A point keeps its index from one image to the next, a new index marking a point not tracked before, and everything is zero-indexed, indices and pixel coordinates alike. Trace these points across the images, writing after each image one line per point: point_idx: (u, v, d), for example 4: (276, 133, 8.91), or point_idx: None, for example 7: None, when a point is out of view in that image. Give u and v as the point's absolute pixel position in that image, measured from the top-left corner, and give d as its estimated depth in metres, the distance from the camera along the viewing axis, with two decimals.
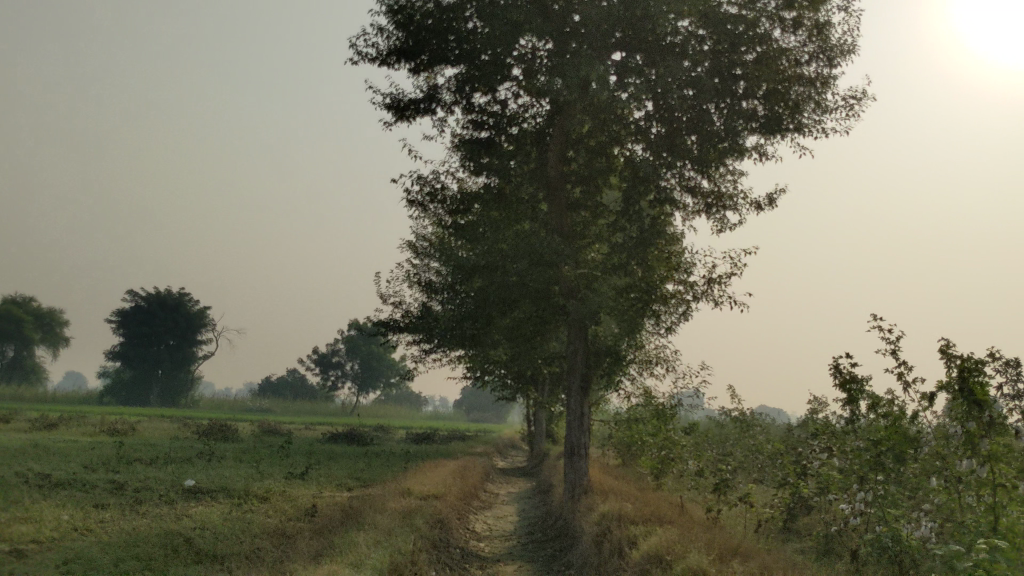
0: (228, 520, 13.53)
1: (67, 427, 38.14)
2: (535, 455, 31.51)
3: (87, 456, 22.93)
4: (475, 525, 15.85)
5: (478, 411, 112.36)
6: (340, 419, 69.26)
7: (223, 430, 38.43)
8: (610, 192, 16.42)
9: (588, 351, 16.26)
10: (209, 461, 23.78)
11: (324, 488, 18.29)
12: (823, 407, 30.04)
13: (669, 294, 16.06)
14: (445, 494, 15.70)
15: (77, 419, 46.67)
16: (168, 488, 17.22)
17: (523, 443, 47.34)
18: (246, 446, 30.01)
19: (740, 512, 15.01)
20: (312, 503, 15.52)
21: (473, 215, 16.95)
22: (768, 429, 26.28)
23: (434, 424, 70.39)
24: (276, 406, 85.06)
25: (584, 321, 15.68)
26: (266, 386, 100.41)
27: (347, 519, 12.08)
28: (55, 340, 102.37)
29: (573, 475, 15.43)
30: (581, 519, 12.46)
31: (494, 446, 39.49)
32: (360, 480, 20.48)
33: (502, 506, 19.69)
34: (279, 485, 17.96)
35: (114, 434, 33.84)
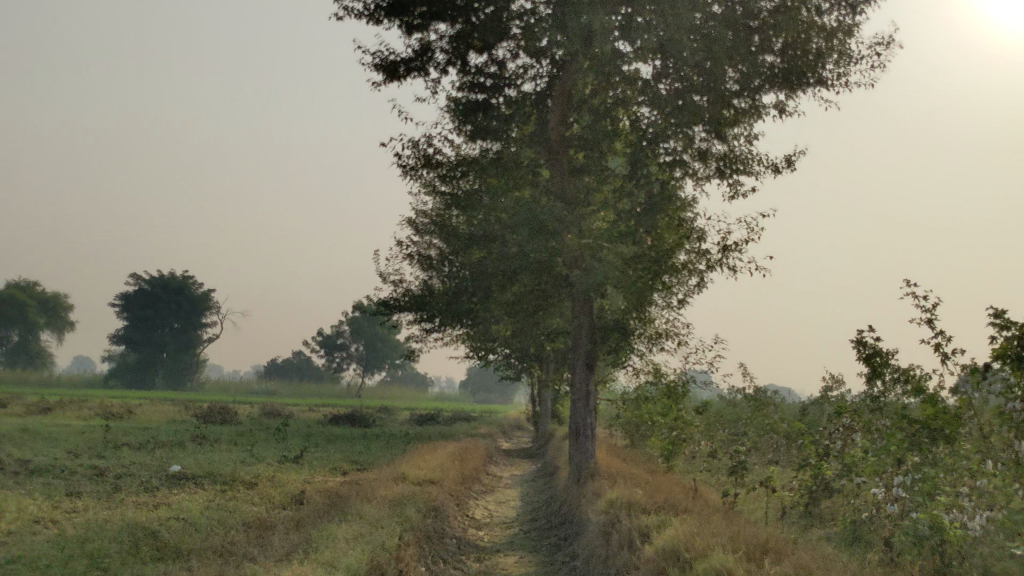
0: (209, 510, 12.60)
1: (66, 411, 37.35)
2: (540, 436, 30.54)
3: (75, 441, 22.06)
4: (475, 512, 14.89)
5: (484, 392, 111.69)
6: (344, 402, 68.56)
7: (223, 413, 37.54)
8: (616, 156, 15.34)
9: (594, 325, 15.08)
10: (200, 445, 22.87)
11: (317, 473, 17.35)
12: (838, 385, 29.02)
13: (680, 264, 15.00)
14: (443, 480, 14.74)
15: (79, 403, 46.01)
16: (152, 475, 16.30)
17: (530, 424, 46.54)
18: (242, 429, 29.09)
19: (758, 497, 14.02)
20: (300, 490, 14.58)
21: (469, 183, 15.89)
22: (783, 408, 25.28)
23: (440, 406, 69.70)
24: (281, 389, 84.34)
25: (589, 293, 14.64)
26: (271, 368, 99.73)
27: (332, 509, 11.13)
28: (60, 324, 101.82)
29: (579, 458, 14.45)
30: (587, 508, 11.48)
31: (499, 427, 38.56)
32: (357, 464, 19.54)
33: (504, 491, 18.74)
34: (269, 470, 17.03)
35: (109, 418, 32.91)
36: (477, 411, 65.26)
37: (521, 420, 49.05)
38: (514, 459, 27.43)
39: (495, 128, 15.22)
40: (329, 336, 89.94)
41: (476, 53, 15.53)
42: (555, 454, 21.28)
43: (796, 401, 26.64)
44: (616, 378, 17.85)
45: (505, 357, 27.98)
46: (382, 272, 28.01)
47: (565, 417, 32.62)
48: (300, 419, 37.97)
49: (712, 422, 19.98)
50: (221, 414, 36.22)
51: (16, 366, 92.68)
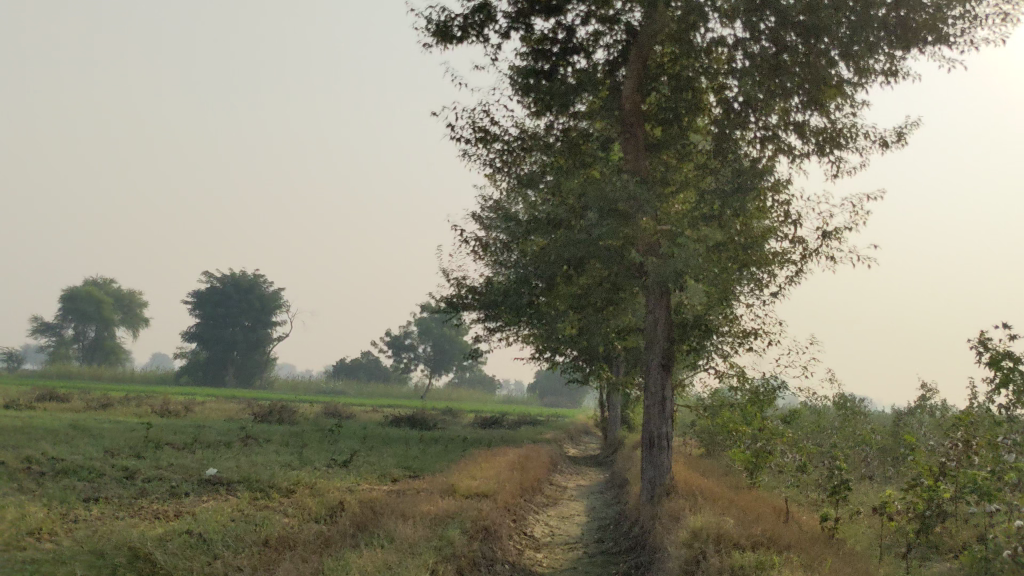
0: (234, 521, 11.25)
1: (126, 407, 36.73)
2: (610, 443, 28.81)
3: (118, 439, 20.97)
4: (534, 529, 13.25)
5: (552, 396, 110.38)
6: (409, 404, 67.68)
7: (283, 411, 36.53)
8: (699, 132, 13.62)
9: (671, 321, 12.93)
10: (249, 446, 21.70)
11: (363, 480, 15.89)
12: (932, 395, 26.86)
13: (773, 253, 13.34)
14: (498, 493, 13.14)
15: (141, 399, 45.58)
16: (184, 479, 14.99)
17: (597, 430, 44.89)
18: (297, 429, 27.89)
19: (861, 522, 12.11)
20: (340, 500, 13.12)
21: (533, 163, 14.27)
22: (873, 419, 23.31)
23: (506, 409, 68.46)
24: (349, 389, 83.82)
25: (666, 285, 12.89)
26: (340, 368, 99.45)
27: (367, 527, 9.62)
28: (135, 322, 102.94)
29: (652, 473, 12.67)
30: (663, 534, 9.81)
31: (567, 433, 36.96)
32: (409, 471, 18.06)
33: (569, 504, 17.05)
34: (311, 476, 15.66)
35: (165, 415, 32.05)
36: (545, 415, 63.65)
37: (590, 426, 47.33)
38: (581, 467, 25.75)
39: (560, 102, 13.51)
40: (396, 337, 89.19)
41: (542, 19, 13.91)
42: (625, 464, 19.53)
43: (889, 412, 24.53)
44: (693, 382, 16.08)
45: (572, 359, 26.35)
46: (444, 269, 26.62)
47: (637, 424, 30.88)
48: (362, 420, 36.84)
49: (801, 433, 18.06)
50: (280, 413, 35.22)
51: (90, 363, 93.88)
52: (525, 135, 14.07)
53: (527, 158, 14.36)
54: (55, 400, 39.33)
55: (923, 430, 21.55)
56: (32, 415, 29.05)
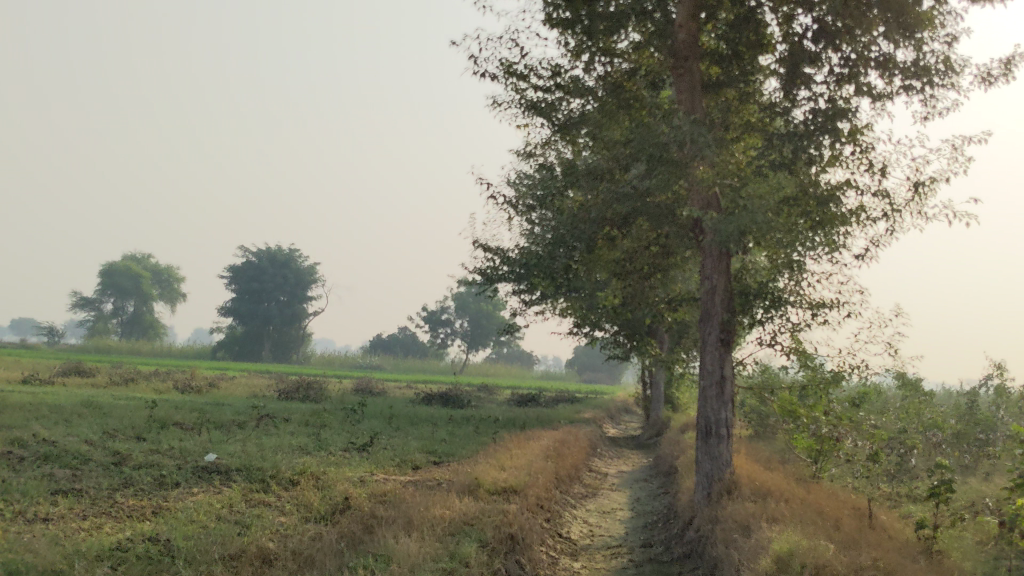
0: (216, 523, 9.61)
1: (151, 383, 35.44)
2: (652, 424, 26.99)
3: (123, 418, 19.48)
4: (571, 529, 11.46)
5: (592, 371, 108.82)
6: (444, 379, 66.35)
7: (311, 388, 35.10)
8: (763, 67, 11.70)
9: (731, 288, 11.02)
10: (262, 428, 20.11)
11: (379, 467, 14.22)
12: (1006, 373, 24.74)
13: (852, 210, 11.29)
14: (529, 487, 11.36)
15: (169, 373, 44.44)
16: (178, 466, 13.38)
17: (638, 408, 43.14)
18: (320, 407, 26.34)
19: (960, 529, 10.19)
20: (347, 493, 11.43)
21: (571, 108, 12.43)
22: (944, 400, 21.28)
23: (543, 385, 66.92)
24: (385, 363, 82.62)
25: (727, 247, 10.97)
26: (376, 343, 98.38)
27: (367, 539, 7.90)
28: (172, 296, 102.44)
29: (709, 466, 10.76)
30: (731, 550, 7.98)
31: (606, 412, 35.21)
32: (433, 456, 16.36)
33: (611, 495, 15.26)
34: (321, 464, 14.00)
35: (187, 392, 30.68)
36: (584, 392, 61.94)
37: (630, 404, 45.55)
38: (622, 450, 23.97)
39: (602, 34, 11.64)
40: (432, 312, 87.77)
41: None
42: (672, 449, 17.71)
43: (960, 393, 22.50)
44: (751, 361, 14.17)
45: (613, 334, 24.54)
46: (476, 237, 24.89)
47: (681, 403, 29.02)
48: (391, 397, 35.27)
49: (869, 418, 16.14)
50: (305, 390, 33.72)
51: (127, 337, 93.49)
52: (562, 75, 12.22)
53: (563, 103, 12.52)
54: (77, 376, 38.03)
55: (1001, 415, 19.53)
56: (44, 391, 27.64)
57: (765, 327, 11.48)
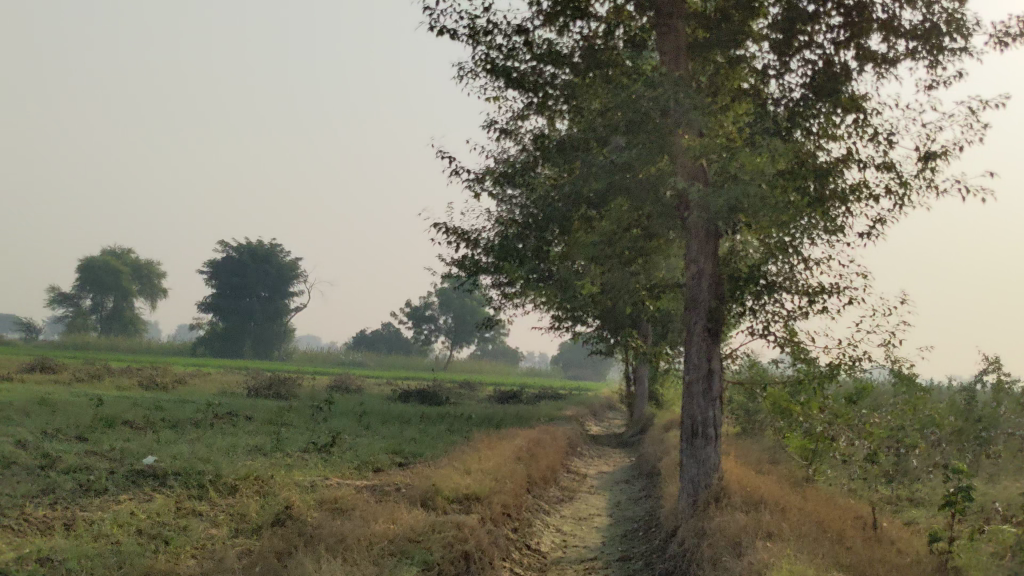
0: (132, 538, 8.42)
1: (118, 379, 34.07)
2: (637, 422, 25.82)
3: (69, 416, 18.20)
4: (542, 540, 10.29)
5: (577, 367, 107.79)
6: (427, 375, 65.12)
7: (284, 384, 33.82)
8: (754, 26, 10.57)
9: (719, 271, 9.88)
10: (220, 426, 18.88)
11: (335, 471, 13.01)
12: (1001, 366, 23.77)
13: (855, 187, 10.18)
14: (495, 494, 10.19)
15: (140, 369, 43.03)
16: (111, 470, 12.14)
17: (622, 404, 42.14)
18: (288, 404, 25.07)
19: (977, 543, 9.08)
20: (291, 501, 10.24)
21: (544, 76, 11.30)
22: (940, 396, 20.28)
23: (527, 382, 65.84)
24: (368, 360, 81.34)
25: (715, 224, 9.82)
26: (359, 339, 97.05)
27: (295, 560, 6.78)
28: (153, 292, 100.73)
29: (695, 471, 9.59)
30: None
31: (589, 408, 34.12)
32: (397, 457, 15.15)
33: (589, 500, 14.07)
34: (271, 467, 12.79)
35: (153, 388, 29.34)
36: (569, 388, 60.80)
37: (615, 401, 44.38)
38: (604, 449, 22.83)
39: None
40: (415, 308, 86.47)
41: None
42: (656, 448, 16.56)
43: (957, 388, 21.50)
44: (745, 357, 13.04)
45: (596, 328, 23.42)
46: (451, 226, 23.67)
47: (666, 399, 27.92)
48: (367, 393, 34.02)
49: (868, 416, 15.02)
50: (277, 386, 32.48)
51: (105, 333, 91.82)
52: (533, 41, 11.09)
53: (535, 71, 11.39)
54: (42, 372, 36.63)
55: (1005, 412, 18.44)
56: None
57: (758, 317, 10.29)
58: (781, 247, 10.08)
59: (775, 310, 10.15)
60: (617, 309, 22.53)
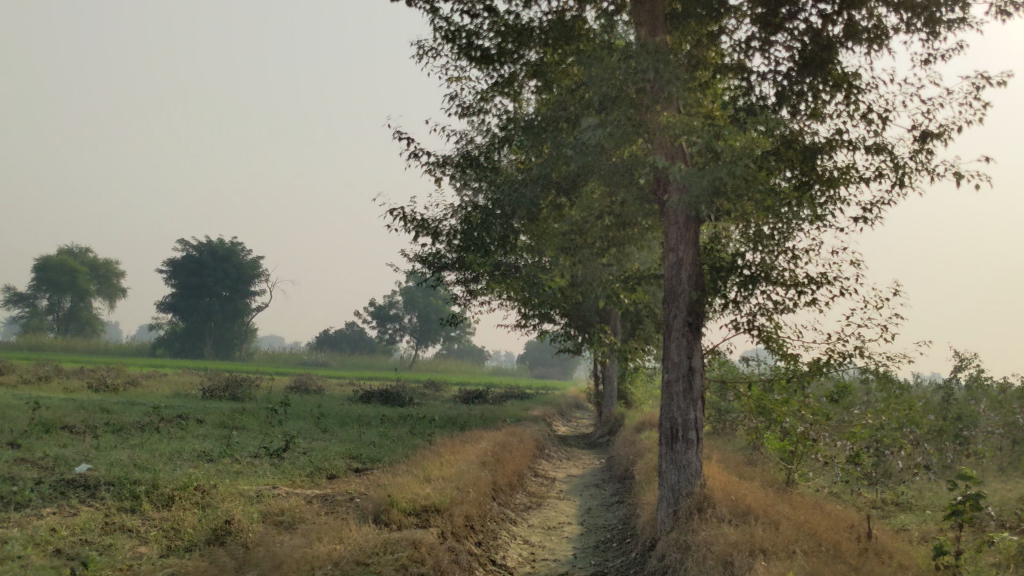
0: (50, 560, 7.46)
1: (68, 381, 32.75)
2: (605, 421, 25.06)
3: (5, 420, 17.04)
4: (509, 555, 9.44)
5: (542, 366, 107.22)
6: (392, 375, 64.03)
7: (242, 385, 32.65)
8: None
9: (700, 260, 9.11)
10: (168, 430, 17.80)
11: (285, 478, 12.07)
12: (975, 362, 23.31)
13: (845, 170, 9.45)
14: (457, 503, 9.32)
15: (94, 370, 41.58)
16: (39, 480, 11.10)
17: (588, 404, 41.41)
18: (245, 407, 23.99)
19: (981, 555, 8.35)
20: (234, 513, 9.31)
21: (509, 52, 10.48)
22: (916, 393, 19.70)
23: (493, 381, 65.00)
24: (332, 360, 80.00)
25: (696, 208, 9.03)
26: (323, 339, 95.61)
27: None
28: (112, 292, 98.55)
29: (675, 477, 8.77)
30: None
31: (556, 407, 33.33)
32: (354, 463, 14.22)
33: (558, 506, 13.25)
34: (216, 474, 11.82)
35: (103, 391, 28.09)
36: (534, 386, 60.03)
37: (581, 400, 43.65)
38: (572, 450, 22.03)
39: None
40: (379, 307, 85.30)
41: None
42: (627, 450, 15.77)
43: (932, 384, 20.94)
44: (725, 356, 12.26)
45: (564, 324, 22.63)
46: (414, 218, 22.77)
47: (635, 398, 27.19)
48: (327, 394, 32.96)
49: (849, 414, 14.33)
50: (233, 387, 31.37)
51: (62, 333, 89.63)
52: (497, 13, 10.28)
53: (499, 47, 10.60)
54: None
55: (984, 409, 17.88)
56: None
57: (742, 310, 9.51)
58: (767, 234, 9.30)
59: (759, 303, 9.37)
60: (585, 304, 21.77)
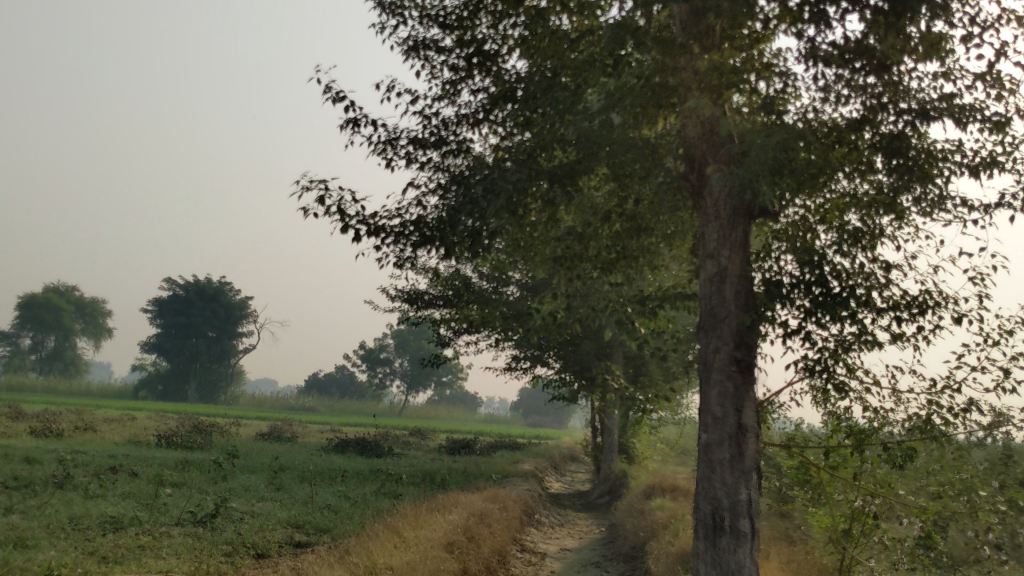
0: None
1: (17, 425, 29.60)
2: (604, 480, 22.15)
3: None
4: None
5: (536, 414, 104.03)
6: (382, 421, 60.99)
7: (206, 432, 29.61)
8: None
9: (752, 269, 6.40)
10: (88, 487, 14.90)
11: (192, 563, 9.22)
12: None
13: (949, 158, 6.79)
14: None
15: (54, 412, 38.33)
16: None
17: (585, 457, 38.43)
18: (199, 458, 21.05)
19: None
20: None
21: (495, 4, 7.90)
22: None
23: (487, 430, 61.93)
24: (320, 404, 76.73)
25: (752, 197, 6.34)
26: (312, 384, 92.51)
27: None
28: (98, 332, 95.29)
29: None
30: None
31: (549, 461, 30.44)
32: (295, 539, 11.34)
33: None
34: (100, 560, 8.95)
35: (47, 437, 25.06)
36: (527, 437, 57.02)
37: (576, 452, 40.72)
38: (568, 514, 19.12)
39: None
40: (368, 350, 82.37)
41: None
42: (636, 523, 12.92)
43: None
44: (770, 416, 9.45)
45: (558, 371, 20.51)
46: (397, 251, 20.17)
47: (638, 454, 24.33)
48: (300, 443, 29.98)
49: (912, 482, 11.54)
50: (193, 432, 28.33)
51: (42, 374, 86.18)
52: None
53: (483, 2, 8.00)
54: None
55: None
56: None
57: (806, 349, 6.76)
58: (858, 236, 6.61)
59: (845, 333, 6.62)
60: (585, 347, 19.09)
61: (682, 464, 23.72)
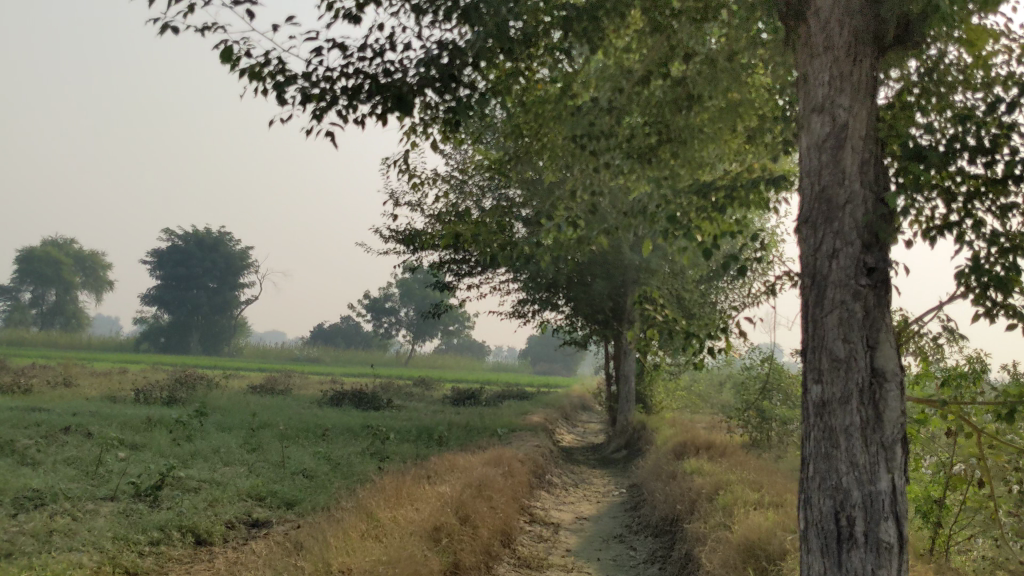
0: None
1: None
2: (620, 433, 20.07)
3: None
4: None
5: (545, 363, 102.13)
6: (387, 373, 58.86)
7: (191, 385, 27.50)
8: None
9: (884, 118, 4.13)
10: (26, 453, 12.76)
11: (104, 557, 7.08)
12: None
13: None
14: None
15: (40, 368, 36.16)
16: None
17: (598, 408, 36.41)
18: (172, 414, 18.91)
19: None
20: None
21: None
22: None
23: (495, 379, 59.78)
24: (324, 355, 74.71)
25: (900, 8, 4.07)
26: (317, 335, 90.55)
27: None
28: (99, 287, 93.18)
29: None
30: None
31: (560, 412, 28.35)
32: (249, 518, 9.18)
33: None
34: None
35: (15, 394, 22.88)
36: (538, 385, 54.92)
37: (590, 402, 38.55)
38: (581, 473, 17.02)
39: None
40: (374, 300, 80.26)
41: None
42: (667, 489, 10.79)
43: None
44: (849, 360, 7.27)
45: (569, 315, 18.33)
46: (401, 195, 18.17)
47: (656, 403, 22.22)
48: (293, 396, 27.90)
49: None
50: (174, 386, 26.14)
51: (43, 328, 84.14)
52: None
53: None
54: None
55: None
56: None
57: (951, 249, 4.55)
58: None
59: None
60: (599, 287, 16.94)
61: (707, 414, 21.61)
